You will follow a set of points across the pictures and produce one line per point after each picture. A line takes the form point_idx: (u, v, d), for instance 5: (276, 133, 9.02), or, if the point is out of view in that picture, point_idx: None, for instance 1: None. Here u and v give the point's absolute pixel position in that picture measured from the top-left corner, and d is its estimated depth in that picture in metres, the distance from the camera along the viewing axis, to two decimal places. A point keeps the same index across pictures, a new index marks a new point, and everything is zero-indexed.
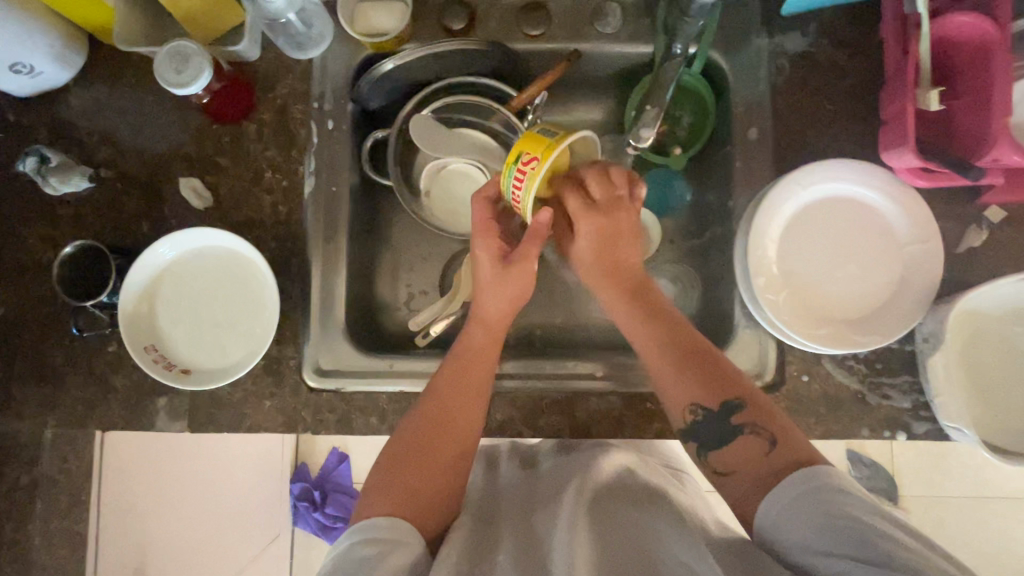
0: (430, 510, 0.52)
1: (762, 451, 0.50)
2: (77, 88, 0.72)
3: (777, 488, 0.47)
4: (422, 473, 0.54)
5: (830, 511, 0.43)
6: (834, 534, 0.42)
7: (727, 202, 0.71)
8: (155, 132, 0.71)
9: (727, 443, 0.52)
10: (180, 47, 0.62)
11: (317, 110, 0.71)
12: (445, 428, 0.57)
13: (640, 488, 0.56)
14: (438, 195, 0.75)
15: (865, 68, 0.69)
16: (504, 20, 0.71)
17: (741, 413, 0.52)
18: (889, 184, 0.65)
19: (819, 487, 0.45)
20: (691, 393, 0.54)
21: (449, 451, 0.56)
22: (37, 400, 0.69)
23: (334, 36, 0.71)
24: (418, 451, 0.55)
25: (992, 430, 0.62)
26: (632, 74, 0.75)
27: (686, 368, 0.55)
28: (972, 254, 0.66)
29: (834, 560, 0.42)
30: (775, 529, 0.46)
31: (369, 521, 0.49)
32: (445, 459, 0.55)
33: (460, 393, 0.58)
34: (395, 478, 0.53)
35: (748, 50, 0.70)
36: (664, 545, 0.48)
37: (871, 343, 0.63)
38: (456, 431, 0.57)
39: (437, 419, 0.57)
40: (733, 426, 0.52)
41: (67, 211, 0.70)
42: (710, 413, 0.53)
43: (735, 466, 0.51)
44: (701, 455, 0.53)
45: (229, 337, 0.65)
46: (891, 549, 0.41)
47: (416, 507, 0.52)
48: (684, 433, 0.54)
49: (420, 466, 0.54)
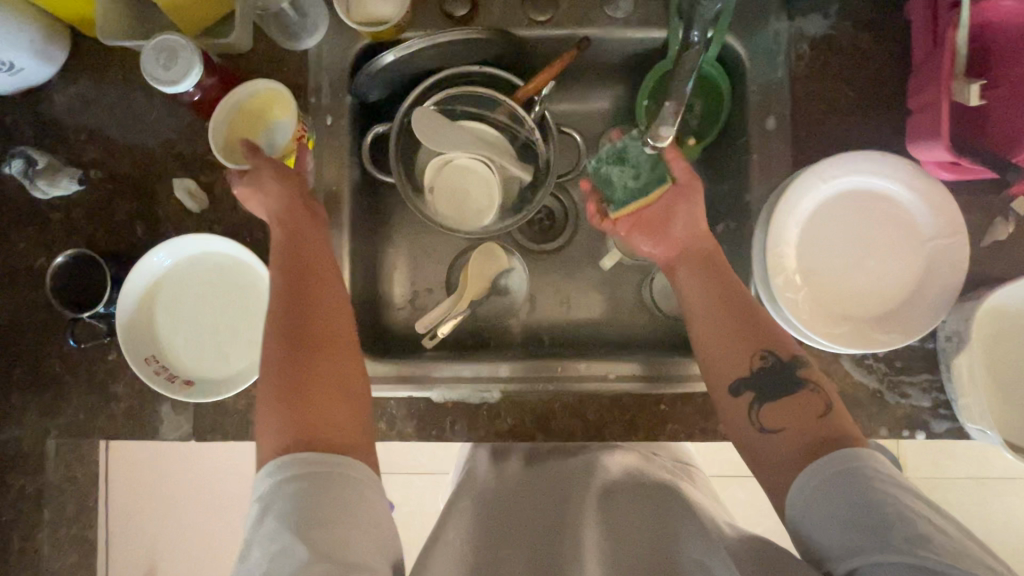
0: (332, 418, 0.47)
1: (816, 414, 0.51)
2: (61, 84, 0.68)
3: (805, 470, 0.47)
4: (312, 386, 0.48)
5: (860, 493, 0.43)
6: (862, 515, 0.42)
7: (743, 196, 0.68)
8: (144, 129, 0.68)
9: (784, 401, 0.53)
10: (167, 42, 0.58)
11: (313, 104, 0.68)
12: (314, 331, 0.51)
13: (650, 486, 0.56)
14: (443, 190, 0.72)
15: (890, 52, 0.66)
16: (509, 4, 0.67)
17: (805, 370, 0.54)
18: (914, 177, 0.62)
19: (850, 468, 0.45)
20: (758, 341, 0.56)
21: (327, 347, 0.50)
22: (38, 409, 0.67)
23: (329, 24, 0.67)
24: (291, 358, 0.49)
25: (1014, 430, 0.60)
26: (643, 60, 0.72)
27: (745, 324, 0.57)
28: (997, 247, 0.64)
29: (859, 539, 0.41)
30: (804, 514, 0.45)
31: (291, 457, 0.43)
32: (327, 358, 0.50)
33: (308, 302, 0.52)
34: (279, 398, 0.47)
35: (766, 33, 0.67)
36: (683, 547, 0.47)
37: (893, 342, 0.61)
38: (326, 330, 0.51)
39: (303, 318, 0.51)
40: (798, 379, 0.54)
41: (59, 216, 0.68)
42: (779, 360, 0.55)
43: (784, 424, 0.52)
44: (755, 407, 0.54)
45: (231, 345, 0.63)
46: (927, 530, 0.39)
47: (322, 428, 0.46)
48: (744, 380, 0.55)
49: (309, 380, 0.48)
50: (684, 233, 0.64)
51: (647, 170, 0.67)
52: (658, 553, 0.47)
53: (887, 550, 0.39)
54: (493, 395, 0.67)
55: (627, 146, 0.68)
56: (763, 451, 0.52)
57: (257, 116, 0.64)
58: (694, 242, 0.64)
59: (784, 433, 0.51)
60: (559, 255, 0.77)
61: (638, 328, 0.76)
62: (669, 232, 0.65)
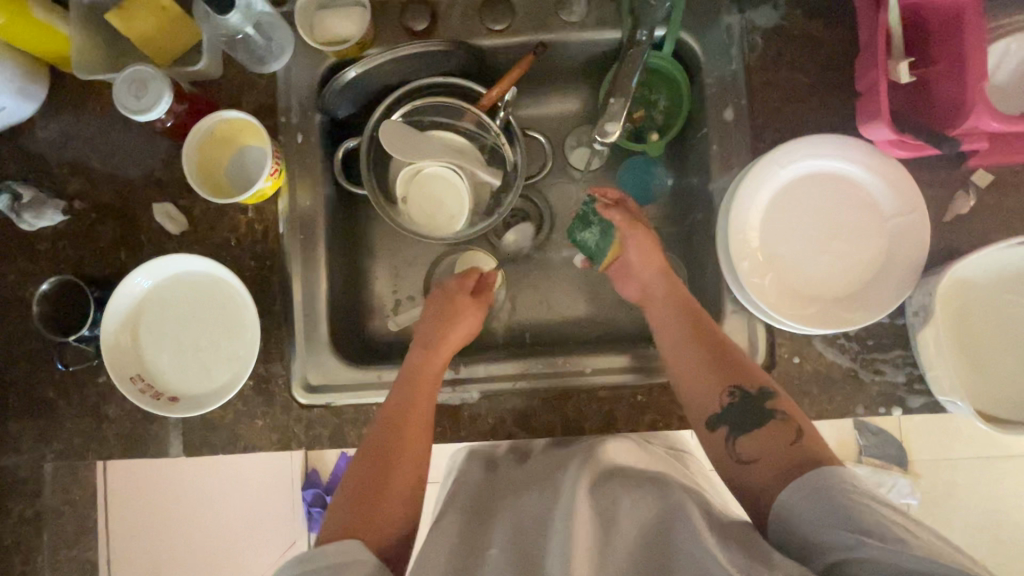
0: (382, 530, 0.51)
1: (789, 440, 0.52)
2: (42, 121, 0.71)
3: (790, 483, 0.48)
4: (380, 499, 0.53)
5: (841, 500, 0.44)
6: (841, 518, 0.43)
7: (707, 186, 0.70)
8: (124, 158, 0.70)
9: (755, 431, 0.54)
10: (138, 73, 0.61)
11: (283, 124, 0.70)
12: (401, 448, 0.57)
13: (639, 477, 0.55)
14: (416, 200, 0.73)
15: (841, 38, 0.67)
16: (466, 16, 0.70)
17: (775, 401, 0.55)
18: (872, 158, 0.63)
19: (836, 480, 0.46)
20: (727, 377, 0.58)
21: (410, 467, 0.56)
22: (34, 434, 0.69)
23: (294, 46, 0.70)
24: (376, 471, 0.55)
25: (986, 400, 0.61)
26: (601, 61, 0.74)
27: (714, 362, 0.59)
28: (960, 221, 0.64)
29: (843, 539, 0.42)
30: (786, 519, 0.47)
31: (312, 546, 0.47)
32: (403, 482, 0.55)
33: (410, 425, 0.59)
34: (347, 503, 0.53)
35: (718, 28, 0.68)
36: (669, 535, 0.48)
37: (859, 320, 0.62)
38: (410, 455, 0.57)
39: (390, 441, 0.57)
40: (766, 412, 0.55)
41: (46, 246, 0.70)
42: (747, 395, 0.56)
43: (758, 454, 0.52)
44: (731, 441, 0.54)
45: (212, 360, 0.65)
46: (906, 534, 0.41)
47: (368, 528, 0.51)
48: (717, 417, 0.56)
49: (381, 484, 0.54)
50: (647, 273, 0.68)
51: (610, 226, 0.72)
52: (648, 541, 0.48)
53: (873, 549, 0.41)
54: (473, 396, 0.68)
55: (588, 210, 0.73)
56: (746, 484, 0.51)
57: (224, 144, 0.68)
58: (658, 279, 0.68)
59: (759, 464, 0.51)
60: (535, 256, 0.79)
61: (618, 323, 0.77)
62: (633, 270, 0.69)
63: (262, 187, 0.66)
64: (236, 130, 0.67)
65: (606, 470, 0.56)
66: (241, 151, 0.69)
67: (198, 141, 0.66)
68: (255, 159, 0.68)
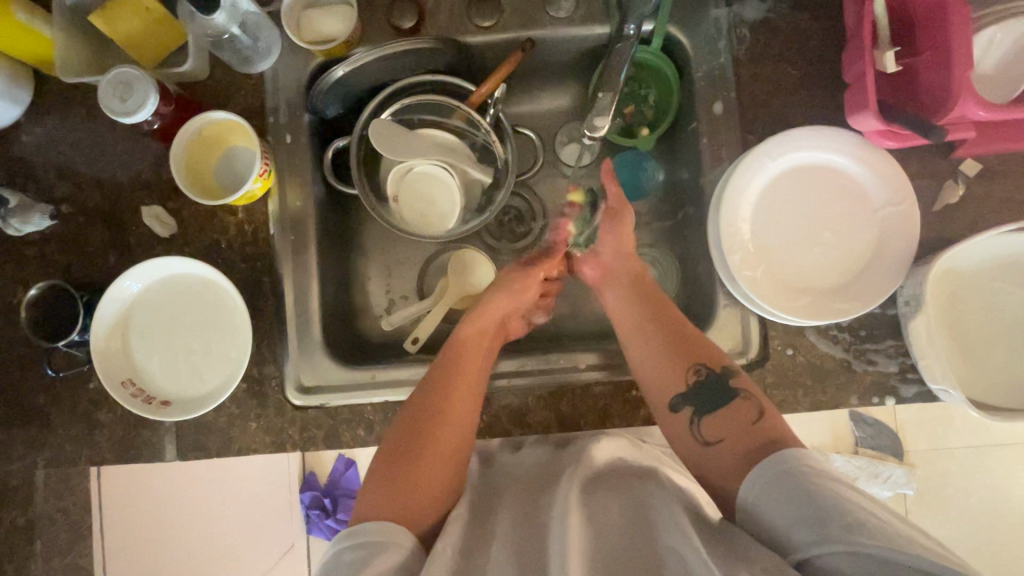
0: (427, 501, 0.53)
1: (751, 418, 0.53)
2: (27, 125, 0.70)
3: (751, 473, 0.48)
4: (423, 466, 0.55)
5: (799, 487, 0.44)
6: (801, 509, 0.43)
7: (697, 180, 0.70)
8: (111, 161, 0.70)
9: (719, 411, 0.55)
10: (122, 75, 0.60)
11: (272, 124, 0.70)
12: (447, 417, 0.59)
13: (631, 475, 0.57)
14: (407, 199, 0.73)
15: (828, 30, 0.67)
16: (454, 13, 0.69)
17: (736, 379, 0.56)
18: (861, 149, 0.63)
19: (792, 467, 0.46)
20: (690, 357, 0.59)
21: (455, 437, 0.58)
22: (25, 442, 0.68)
23: (281, 46, 0.69)
24: (422, 440, 0.57)
25: (978, 388, 0.61)
26: (591, 57, 0.74)
27: (675, 342, 0.60)
28: (950, 211, 0.65)
29: (805, 530, 0.42)
30: (750, 511, 0.47)
31: (364, 526, 0.50)
32: (446, 450, 0.57)
33: (456, 396, 0.60)
34: (389, 471, 0.55)
35: (706, 22, 0.68)
36: (662, 533, 0.48)
37: (851, 311, 0.62)
38: (455, 426, 0.59)
39: (435, 411, 0.59)
40: (730, 390, 0.56)
41: (33, 251, 0.69)
42: (711, 374, 0.57)
43: (724, 434, 0.53)
44: (694, 421, 0.56)
45: (204, 363, 0.65)
46: (862, 516, 0.41)
47: (414, 496, 0.53)
48: (682, 396, 0.57)
49: (421, 453, 0.56)
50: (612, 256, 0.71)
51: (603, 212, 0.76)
52: (641, 539, 0.48)
53: (832, 539, 0.41)
54: None
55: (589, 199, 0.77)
56: (713, 470, 0.53)
57: (211, 145, 0.67)
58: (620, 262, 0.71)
59: (723, 443, 0.53)
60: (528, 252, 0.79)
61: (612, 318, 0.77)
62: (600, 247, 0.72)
63: (256, 186, 0.65)
64: (226, 128, 0.67)
65: (594, 477, 0.57)
66: (231, 150, 0.68)
67: (188, 139, 0.65)
68: (245, 157, 0.68)
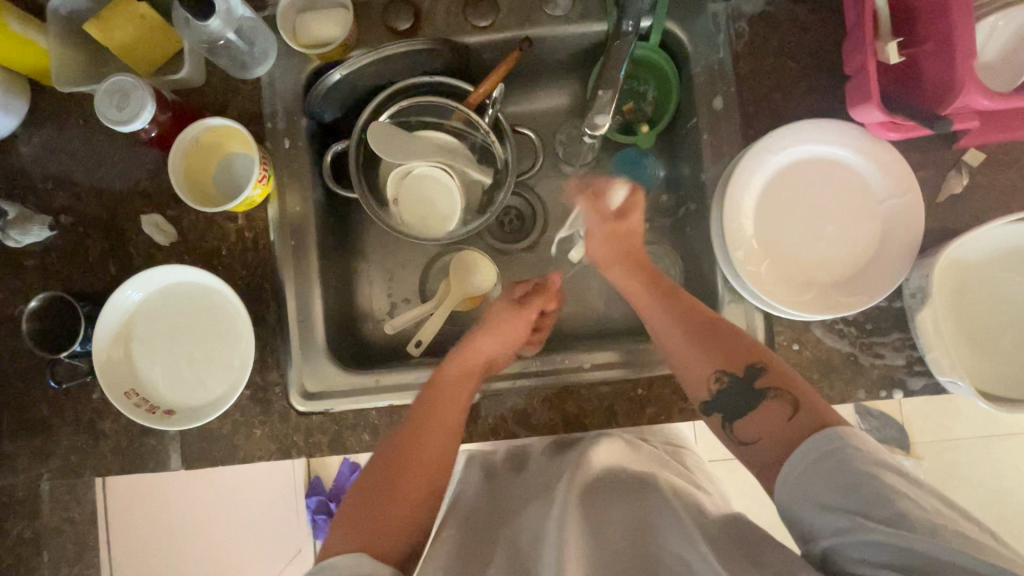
0: (397, 533, 0.50)
1: (785, 416, 0.49)
2: (24, 136, 0.70)
3: (789, 460, 0.46)
4: (398, 497, 0.53)
5: (837, 474, 0.42)
6: (837, 496, 0.42)
7: (699, 176, 0.70)
8: (110, 171, 0.69)
9: (750, 412, 0.52)
10: (118, 83, 0.60)
11: (270, 130, 0.69)
12: (425, 447, 0.57)
13: (630, 480, 0.55)
14: (407, 201, 0.73)
15: (827, 22, 0.67)
16: (450, 13, 0.69)
17: (764, 378, 0.53)
18: (862, 141, 0.63)
19: (832, 453, 0.43)
20: (716, 360, 0.56)
21: (431, 467, 0.56)
22: (28, 453, 0.68)
23: (278, 51, 0.69)
24: (396, 470, 0.55)
25: (986, 380, 0.61)
26: (589, 54, 0.73)
27: (701, 342, 0.58)
28: (955, 201, 0.64)
29: (840, 519, 0.41)
30: (782, 499, 0.46)
31: (337, 555, 0.47)
32: (421, 482, 0.55)
33: (435, 427, 0.59)
34: (362, 500, 0.53)
35: (705, 17, 0.68)
36: (665, 537, 0.47)
37: (857, 304, 0.61)
38: (432, 456, 0.57)
39: (413, 440, 0.57)
40: (757, 393, 0.52)
41: (33, 262, 0.69)
42: (734, 378, 0.54)
43: (757, 435, 0.51)
44: (726, 428, 0.54)
45: (207, 372, 0.65)
46: (904, 507, 0.39)
47: (383, 526, 0.50)
48: (709, 403, 0.55)
49: (395, 484, 0.54)
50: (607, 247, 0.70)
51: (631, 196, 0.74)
52: (642, 538, 0.48)
53: (868, 530, 0.39)
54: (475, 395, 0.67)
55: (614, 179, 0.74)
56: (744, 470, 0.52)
57: (211, 152, 0.67)
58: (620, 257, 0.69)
59: (760, 444, 0.50)
60: (530, 253, 0.78)
61: (615, 316, 0.77)
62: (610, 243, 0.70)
63: (257, 193, 0.65)
64: (223, 133, 0.66)
65: (595, 481, 0.55)
66: (230, 155, 0.68)
67: (185, 144, 0.65)
68: (243, 162, 0.67)
